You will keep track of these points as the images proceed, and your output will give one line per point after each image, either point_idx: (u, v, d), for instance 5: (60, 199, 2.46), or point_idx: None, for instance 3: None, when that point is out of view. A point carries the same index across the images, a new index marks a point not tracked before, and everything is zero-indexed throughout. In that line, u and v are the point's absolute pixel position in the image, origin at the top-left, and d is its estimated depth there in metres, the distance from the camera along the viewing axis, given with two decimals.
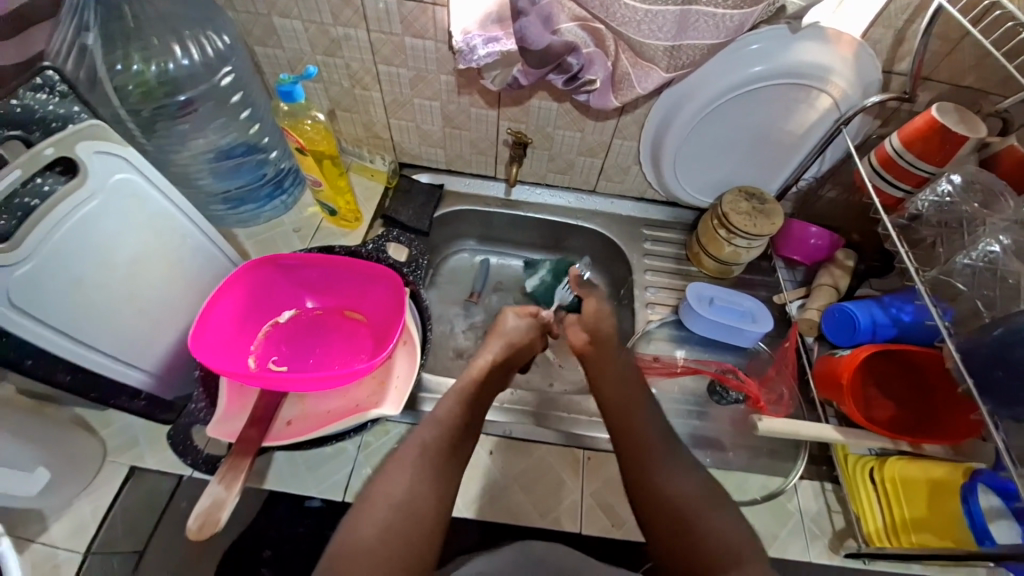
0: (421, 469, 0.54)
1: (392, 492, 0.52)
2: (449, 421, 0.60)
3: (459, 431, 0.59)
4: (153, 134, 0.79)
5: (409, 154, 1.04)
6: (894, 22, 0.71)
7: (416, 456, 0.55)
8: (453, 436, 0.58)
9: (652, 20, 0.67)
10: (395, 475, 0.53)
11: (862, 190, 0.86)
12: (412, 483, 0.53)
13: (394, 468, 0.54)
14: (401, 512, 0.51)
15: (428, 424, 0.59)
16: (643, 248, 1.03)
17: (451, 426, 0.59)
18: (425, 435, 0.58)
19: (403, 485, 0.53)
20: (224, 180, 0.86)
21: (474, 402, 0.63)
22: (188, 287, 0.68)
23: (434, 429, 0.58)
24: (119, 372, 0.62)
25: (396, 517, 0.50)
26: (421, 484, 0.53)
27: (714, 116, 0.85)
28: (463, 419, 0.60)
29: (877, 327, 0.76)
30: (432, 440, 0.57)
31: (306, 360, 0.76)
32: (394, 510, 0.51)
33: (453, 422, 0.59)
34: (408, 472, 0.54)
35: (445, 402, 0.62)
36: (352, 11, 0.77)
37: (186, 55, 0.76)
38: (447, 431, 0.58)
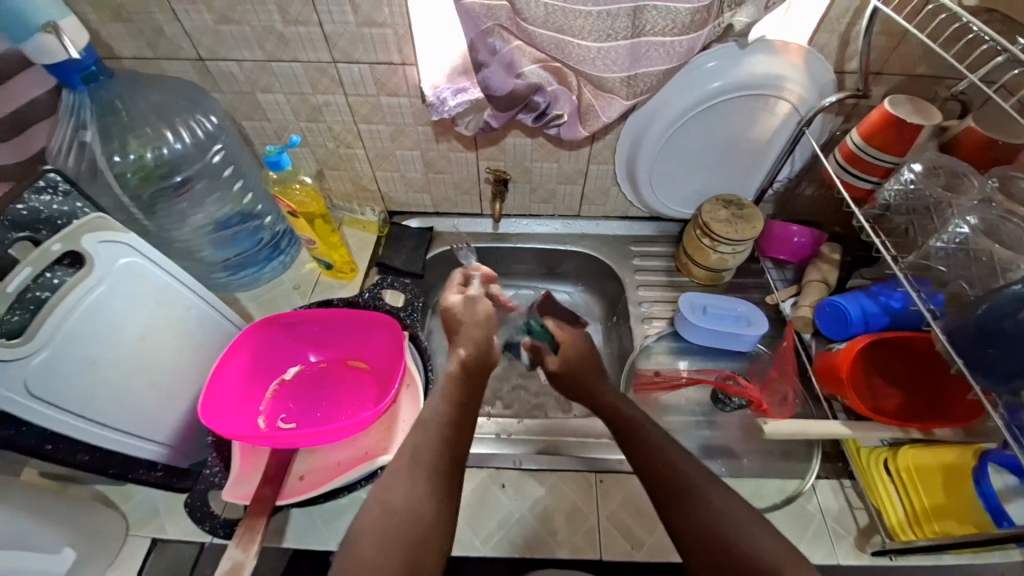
0: (415, 474, 0.53)
1: (390, 499, 0.50)
2: (438, 421, 0.59)
3: (453, 429, 0.59)
4: (154, 215, 0.84)
5: (398, 203, 1.08)
6: (836, 26, 0.75)
7: (411, 460, 0.54)
8: (450, 439, 0.58)
9: (605, 56, 0.71)
10: (396, 483, 0.52)
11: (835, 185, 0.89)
12: (413, 492, 0.51)
13: (394, 476, 0.53)
14: (403, 522, 0.49)
15: (419, 429, 0.59)
16: (633, 265, 1.05)
17: (440, 427, 0.58)
18: (415, 440, 0.57)
19: (402, 494, 0.51)
20: (224, 249, 0.91)
21: (463, 401, 0.63)
22: (193, 354, 0.71)
23: (423, 434, 0.58)
24: (137, 447, 0.64)
25: (398, 524, 0.49)
26: (420, 491, 0.52)
27: (680, 133, 0.88)
28: (453, 418, 0.60)
29: (869, 317, 0.77)
30: (423, 443, 0.56)
31: (314, 414, 0.77)
32: (390, 518, 0.49)
33: (440, 421, 0.59)
34: (405, 480, 0.52)
35: (433, 404, 0.62)
36: (329, 79, 0.83)
37: (179, 139, 0.82)
38: (442, 433, 0.58)
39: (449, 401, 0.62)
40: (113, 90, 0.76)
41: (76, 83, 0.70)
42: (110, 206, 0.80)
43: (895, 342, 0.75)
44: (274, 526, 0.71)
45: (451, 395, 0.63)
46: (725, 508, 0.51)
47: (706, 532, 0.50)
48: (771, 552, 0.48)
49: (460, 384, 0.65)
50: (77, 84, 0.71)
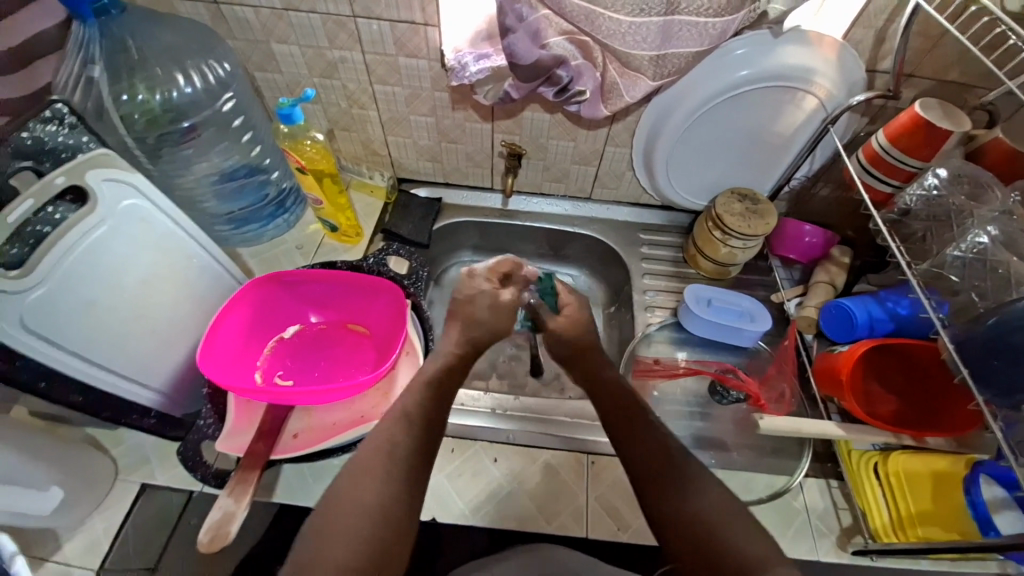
0: (387, 473, 0.52)
1: (361, 498, 0.49)
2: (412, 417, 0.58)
3: (426, 425, 0.58)
4: (158, 159, 0.82)
5: (407, 169, 1.06)
6: (874, 22, 0.73)
7: (383, 457, 0.53)
8: (423, 438, 0.56)
9: (635, 32, 0.68)
10: (365, 483, 0.51)
11: (853, 187, 0.88)
12: (384, 490, 0.51)
13: (360, 474, 0.51)
14: (372, 520, 0.48)
15: (389, 421, 0.57)
16: (640, 253, 1.04)
17: (417, 423, 0.58)
18: (392, 434, 0.56)
19: (372, 493, 0.50)
20: (228, 202, 0.89)
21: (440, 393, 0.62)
22: (195, 305, 0.70)
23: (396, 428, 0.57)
24: (133, 391, 0.63)
25: (366, 525, 0.48)
26: (391, 490, 0.51)
27: (704, 120, 0.86)
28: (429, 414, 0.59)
29: (875, 322, 0.76)
30: (399, 439, 0.55)
31: (311, 374, 0.77)
32: (363, 517, 0.48)
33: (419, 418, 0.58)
34: (375, 478, 0.51)
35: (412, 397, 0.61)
36: (347, 34, 0.80)
37: (189, 83, 0.79)
38: (414, 429, 0.57)
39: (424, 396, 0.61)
40: (124, 25, 0.73)
41: (87, 15, 0.69)
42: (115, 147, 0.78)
43: (897, 348, 0.75)
44: (265, 481, 0.71)
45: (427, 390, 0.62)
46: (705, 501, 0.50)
47: (688, 522, 0.49)
48: (761, 548, 0.47)
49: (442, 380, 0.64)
50: (88, 16, 0.69)
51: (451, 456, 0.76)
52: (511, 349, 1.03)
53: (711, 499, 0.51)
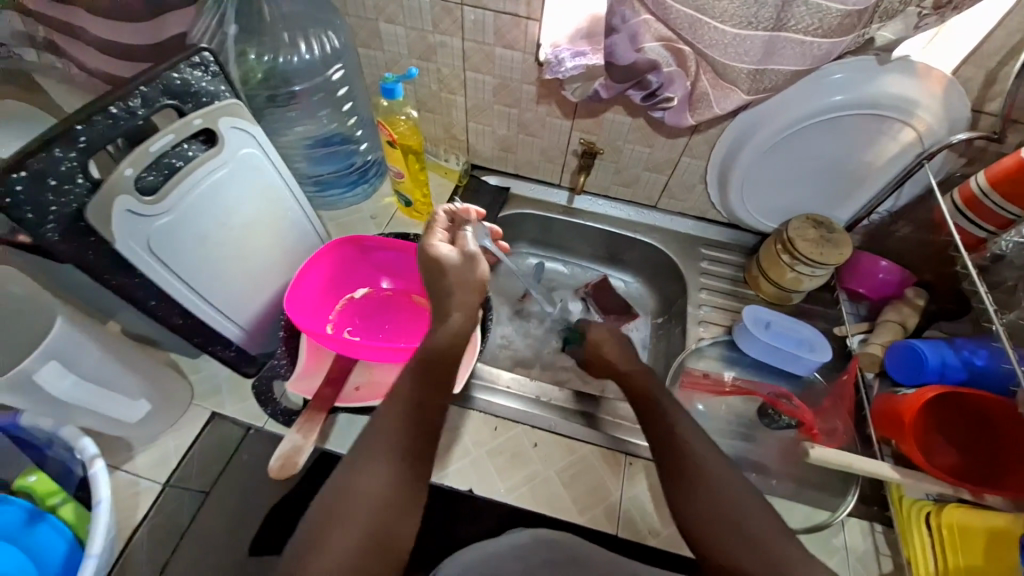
0: (389, 458, 0.52)
1: (366, 483, 0.51)
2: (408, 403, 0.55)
3: (422, 411, 0.56)
4: (262, 118, 0.88)
5: (481, 157, 1.10)
6: (986, 62, 0.70)
7: (382, 443, 0.53)
8: (421, 423, 0.55)
9: (739, 44, 0.69)
10: (368, 469, 0.51)
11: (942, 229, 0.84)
12: (388, 477, 0.51)
13: (362, 460, 0.52)
14: (378, 505, 0.50)
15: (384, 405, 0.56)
16: (699, 267, 1.04)
17: (414, 409, 0.55)
18: (388, 418, 0.55)
19: (377, 479, 0.51)
20: (317, 166, 0.95)
21: (431, 381, 0.57)
22: (285, 254, 0.75)
23: (390, 410, 0.55)
24: (221, 323, 0.68)
25: (370, 509, 0.50)
26: (396, 477, 0.52)
27: (790, 141, 0.84)
28: (422, 401, 0.56)
29: (946, 369, 0.74)
30: (396, 425, 0.54)
31: (375, 335, 0.81)
32: (367, 503, 0.50)
33: (412, 402, 0.56)
34: (379, 465, 0.52)
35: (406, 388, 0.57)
36: (452, 21, 0.84)
37: (309, 51, 0.85)
38: (408, 412, 0.55)
39: (424, 380, 0.57)
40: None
41: None
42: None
43: (965, 401, 0.72)
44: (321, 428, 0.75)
45: (426, 376, 0.58)
46: (725, 498, 0.53)
47: (710, 521, 0.52)
48: None
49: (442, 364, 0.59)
50: None
51: (495, 432, 0.79)
52: (556, 344, 1.05)
53: (729, 493, 0.54)
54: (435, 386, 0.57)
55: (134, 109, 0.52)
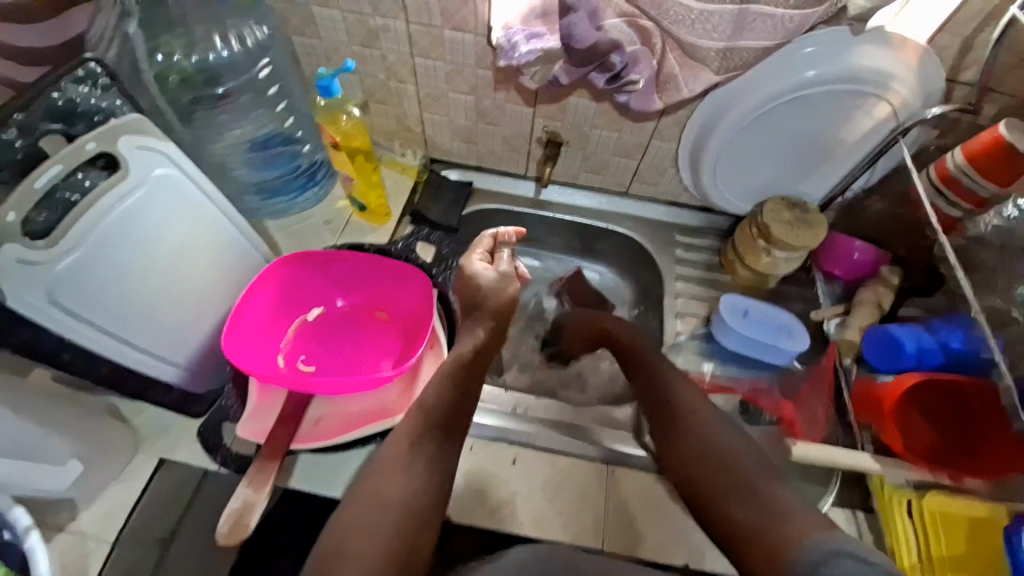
0: (413, 460, 0.53)
1: (388, 485, 0.52)
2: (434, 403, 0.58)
3: (450, 412, 0.58)
4: (189, 123, 0.79)
5: (440, 149, 1.01)
6: (962, 30, 0.67)
7: (406, 445, 0.54)
8: (448, 425, 0.57)
9: (706, 20, 0.62)
10: (393, 471, 0.52)
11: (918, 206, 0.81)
12: (411, 480, 0.52)
13: (387, 464, 0.53)
14: (401, 507, 0.51)
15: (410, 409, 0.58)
16: (675, 254, 1.00)
17: (437, 414, 0.57)
18: (414, 419, 0.57)
19: (400, 480, 0.52)
20: (259, 171, 0.86)
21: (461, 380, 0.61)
22: (223, 279, 0.68)
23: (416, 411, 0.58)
24: (156, 364, 0.62)
25: (393, 512, 0.50)
26: (420, 479, 0.53)
27: (762, 122, 0.79)
28: (449, 403, 0.58)
29: (923, 353, 0.73)
30: (421, 427, 0.56)
31: (334, 358, 0.75)
32: (391, 506, 0.50)
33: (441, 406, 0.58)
34: (403, 468, 0.53)
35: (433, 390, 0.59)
36: (392, 2, 0.75)
37: (226, 46, 0.75)
38: (433, 414, 0.57)
39: (451, 384, 0.60)
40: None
41: None
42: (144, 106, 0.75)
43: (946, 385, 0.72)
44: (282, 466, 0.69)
45: (453, 380, 0.61)
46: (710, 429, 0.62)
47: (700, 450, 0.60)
48: None
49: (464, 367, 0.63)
50: None
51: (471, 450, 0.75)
52: (532, 344, 1.01)
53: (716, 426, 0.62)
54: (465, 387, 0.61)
55: (11, 140, 0.47)
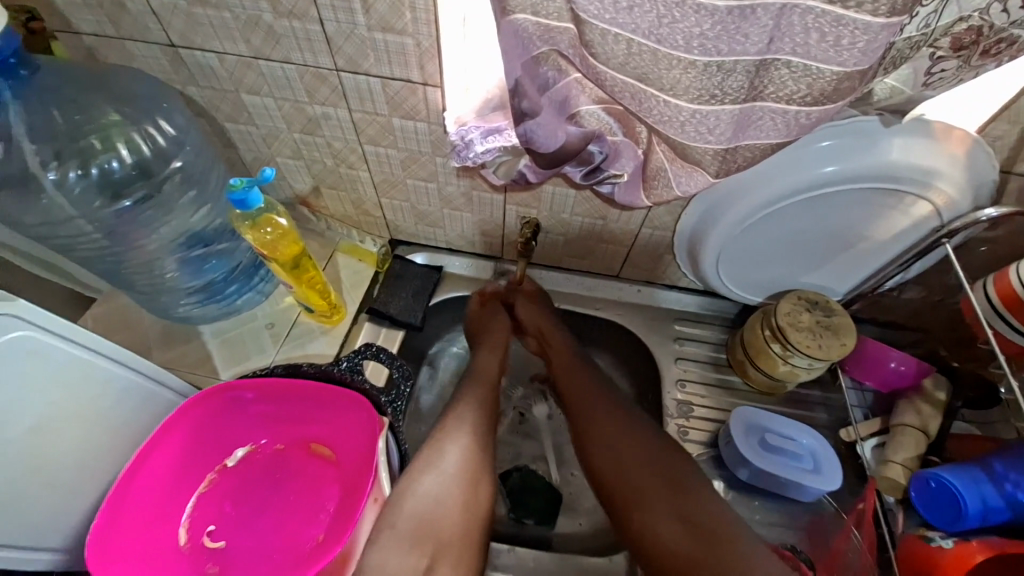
0: (451, 475, 0.63)
1: (424, 500, 0.61)
2: (465, 441, 0.66)
3: (477, 449, 0.66)
4: (113, 233, 0.70)
5: (405, 233, 0.89)
6: (1022, 117, 0.55)
7: (443, 468, 0.63)
8: (474, 460, 0.65)
9: (700, 121, 0.49)
10: (426, 490, 0.61)
11: (975, 327, 0.64)
12: (442, 499, 0.61)
13: (415, 487, 0.61)
14: (436, 519, 0.60)
15: (445, 440, 0.65)
16: (672, 349, 0.86)
17: (468, 461, 0.65)
18: (451, 451, 0.65)
19: (432, 498, 0.61)
20: (191, 275, 0.76)
21: (483, 425, 0.69)
22: (109, 439, 0.56)
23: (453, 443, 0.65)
24: (20, 560, 0.50)
25: (437, 524, 0.60)
26: (450, 501, 0.61)
27: (770, 219, 0.67)
28: (475, 442, 0.66)
29: (988, 512, 0.57)
30: (461, 455, 0.65)
31: (261, 514, 0.66)
32: (427, 520, 0.60)
33: (471, 438, 0.66)
34: (441, 485, 0.62)
35: (459, 434, 0.66)
36: (329, 89, 0.64)
37: (133, 154, 0.67)
38: (464, 450, 0.65)
39: (478, 425, 0.68)
40: (45, 94, 0.60)
41: None
42: (56, 223, 0.66)
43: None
44: None
45: (479, 428, 0.68)
46: (619, 409, 0.70)
47: (644, 524, 0.60)
48: None
49: (486, 412, 0.70)
50: None
51: None
52: (510, 456, 0.86)
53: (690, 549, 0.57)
54: (488, 427, 0.69)
55: None
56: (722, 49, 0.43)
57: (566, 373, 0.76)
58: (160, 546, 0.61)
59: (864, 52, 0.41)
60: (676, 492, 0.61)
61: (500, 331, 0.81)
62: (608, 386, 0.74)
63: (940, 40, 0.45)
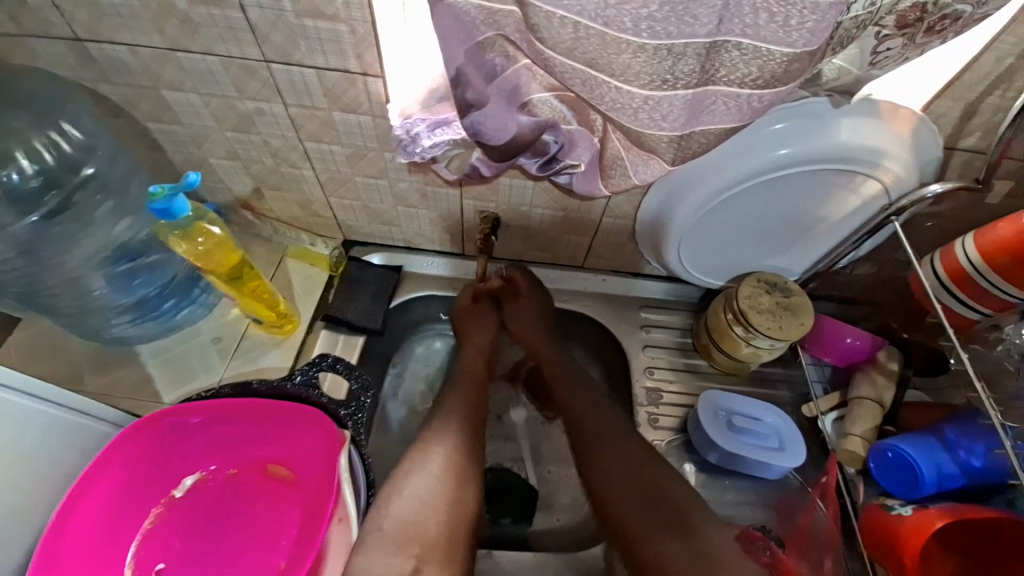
0: (440, 474, 0.61)
1: (411, 501, 0.58)
2: (454, 438, 0.64)
3: (467, 445, 0.64)
4: (30, 251, 0.63)
5: (359, 232, 0.84)
6: (966, 93, 0.56)
7: (430, 467, 0.61)
8: (464, 455, 0.63)
9: (653, 108, 0.47)
10: (413, 489, 0.59)
11: (923, 301, 0.67)
12: (431, 498, 0.59)
13: (401, 487, 0.59)
14: (423, 519, 0.57)
15: (431, 439, 0.64)
16: (640, 337, 0.85)
17: (456, 457, 0.62)
18: (439, 449, 0.63)
19: (417, 498, 0.58)
20: (122, 292, 0.70)
21: (472, 420, 0.67)
22: (35, 483, 0.51)
23: (441, 441, 0.64)
24: None
25: (423, 524, 0.57)
26: (439, 499, 0.59)
27: (730, 203, 0.66)
28: (464, 438, 0.65)
29: (943, 479, 0.60)
30: (448, 452, 0.63)
31: (218, 543, 0.62)
32: (415, 519, 0.57)
33: (460, 435, 0.65)
34: (429, 483, 0.60)
35: (446, 433, 0.64)
36: (260, 83, 0.59)
37: (35, 162, 0.62)
38: (455, 446, 0.63)
39: (465, 421, 0.66)
40: None
41: None
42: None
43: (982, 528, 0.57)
44: None
45: (466, 423, 0.66)
46: (605, 401, 0.71)
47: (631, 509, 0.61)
48: None
49: (474, 407, 0.69)
50: None
51: None
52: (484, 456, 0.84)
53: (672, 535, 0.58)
54: (478, 423, 0.67)
55: None
56: (672, 32, 0.41)
57: (555, 366, 0.77)
58: None
59: (812, 32, 0.41)
60: (656, 482, 0.62)
61: (484, 329, 0.79)
62: (590, 380, 0.75)
63: (885, 18, 0.44)
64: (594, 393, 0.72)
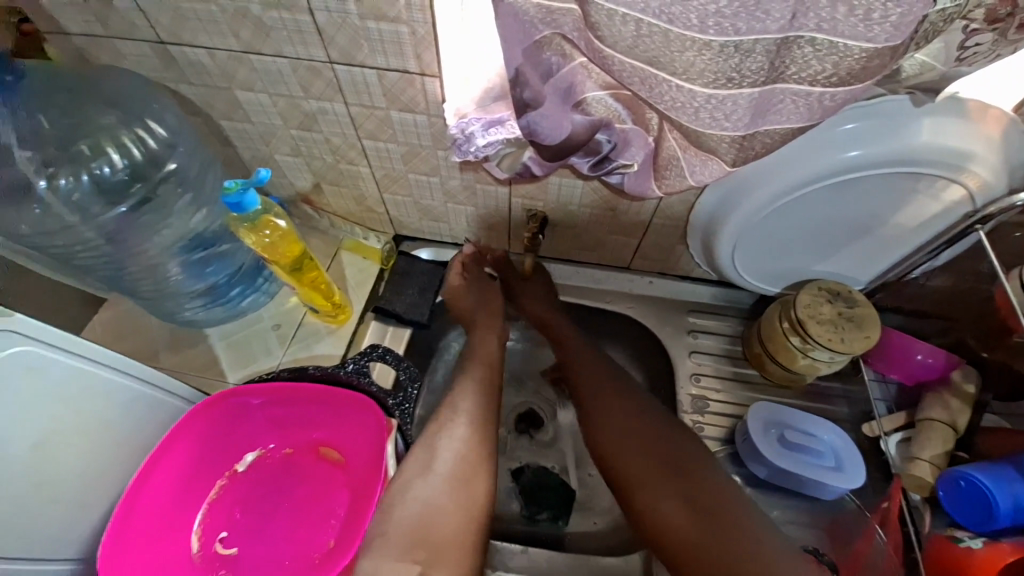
0: (443, 475, 0.60)
1: (417, 502, 0.58)
2: (464, 434, 0.63)
3: (478, 443, 0.63)
4: (115, 238, 0.69)
5: (409, 228, 0.87)
6: None
7: (436, 467, 0.60)
8: (470, 455, 0.62)
9: (716, 106, 0.45)
10: (417, 490, 0.58)
11: (1010, 319, 0.61)
12: (437, 498, 0.58)
13: (406, 488, 0.58)
14: (427, 522, 0.57)
15: (440, 434, 0.63)
16: (686, 343, 0.83)
17: (467, 454, 0.62)
18: (444, 449, 0.61)
19: (421, 500, 0.58)
20: (192, 278, 0.76)
21: (485, 416, 0.66)
22: (116, 449, 0.56)
23: (447, 439, 0.62)
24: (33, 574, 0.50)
25: (427, 527, 0.57)
26: (444, 500, 0.58)
27: (792, 207, 0.63)
28: (475, 434, 0.64)
29: (1021, 513, 0.55)
30: (459, 450, 0.62)
31: (271, 518, 0.66)
32: (421, 521, 0.57)
33: (471, 430, 0.64)
34: (435, 484, 0.59)
35: (454, 429, 0.63)
36: (324, 83, 0.62)
37: (123, 156, 0.67)
38: (464, 444, 0.62)
39: (480, 416, 0.65)
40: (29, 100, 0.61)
41: None
42: (53, 232, 0.65)
43: None
44: None
45: (484, 418, 0.65)
46: (630, 408, 0.68)
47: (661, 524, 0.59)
48: None
49: (488, 402, 0.67)
50: None
51: None
52: (523, 453, 0.85)
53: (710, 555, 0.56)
54: (491, 417, 0.66)
55: None
56: (740, 28, 0.39)
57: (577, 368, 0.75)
58: (172, 552, 0.62)
59: (897, 26, 0.38)
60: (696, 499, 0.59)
61: (488, 307, 0.79)
62: (621, 379, 0.73)
63: (974, 11, 0.41)
64: (617, 398, 0.70)
